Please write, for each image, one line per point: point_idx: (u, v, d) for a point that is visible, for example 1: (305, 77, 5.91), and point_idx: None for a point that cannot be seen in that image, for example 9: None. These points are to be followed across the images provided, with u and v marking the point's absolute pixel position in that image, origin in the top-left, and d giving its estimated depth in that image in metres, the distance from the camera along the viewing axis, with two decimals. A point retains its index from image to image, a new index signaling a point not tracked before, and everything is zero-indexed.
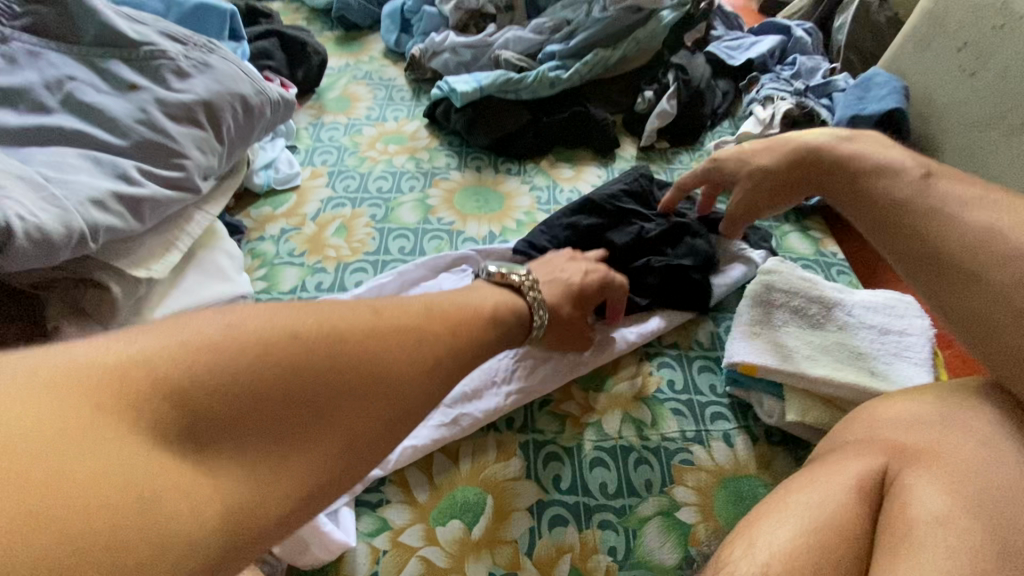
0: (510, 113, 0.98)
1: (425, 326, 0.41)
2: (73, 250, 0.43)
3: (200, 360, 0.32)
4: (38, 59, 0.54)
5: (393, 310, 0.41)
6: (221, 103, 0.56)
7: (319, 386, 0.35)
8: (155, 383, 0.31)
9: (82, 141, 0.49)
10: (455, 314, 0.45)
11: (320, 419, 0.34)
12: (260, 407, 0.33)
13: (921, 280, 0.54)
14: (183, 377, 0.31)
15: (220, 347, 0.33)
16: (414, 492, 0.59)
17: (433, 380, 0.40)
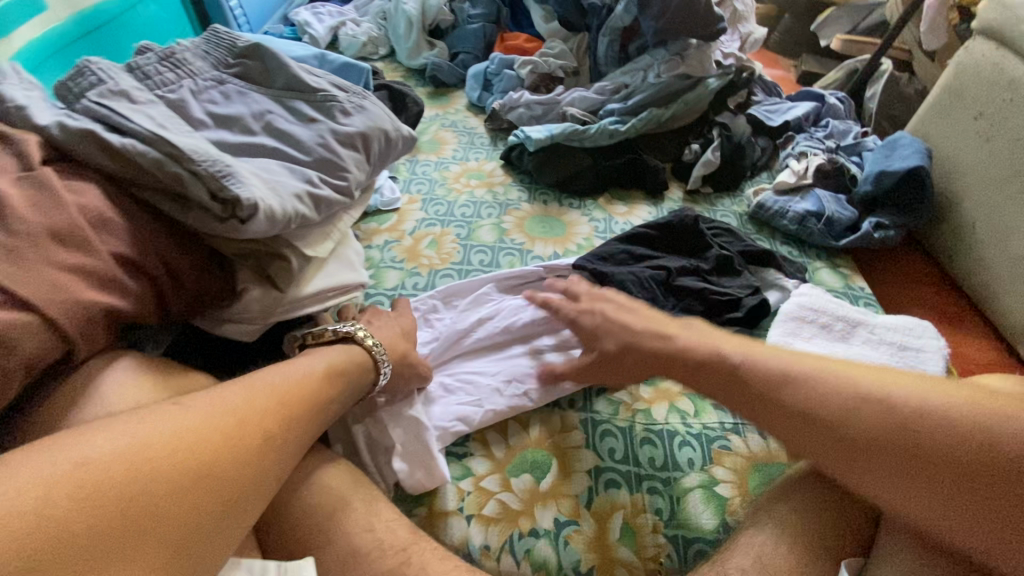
0: (575, 158, 1.16)
1: (246, 411, 0.51)
2: (282, 228, 0.59)
3: (132, 485, 0.41)
4: (245, 97, 0.73)
5: (197, 400, 0.50)
6: (373, 135, 0.74)
7: (216, 485, 0.45)
8: (73, 497, 0.39)
9: (280, 156, 0.68)
10: (299, 390, 0.56)
11: (193, 499, 0.44)
12: (174, 492, 0.43)
13: (895, 477, 0.52)
14: (120, 500, 0.40)
15: (154, 469, 0.43)
16: (493, 449, 0.72)
17: (274, 446, 0.51)
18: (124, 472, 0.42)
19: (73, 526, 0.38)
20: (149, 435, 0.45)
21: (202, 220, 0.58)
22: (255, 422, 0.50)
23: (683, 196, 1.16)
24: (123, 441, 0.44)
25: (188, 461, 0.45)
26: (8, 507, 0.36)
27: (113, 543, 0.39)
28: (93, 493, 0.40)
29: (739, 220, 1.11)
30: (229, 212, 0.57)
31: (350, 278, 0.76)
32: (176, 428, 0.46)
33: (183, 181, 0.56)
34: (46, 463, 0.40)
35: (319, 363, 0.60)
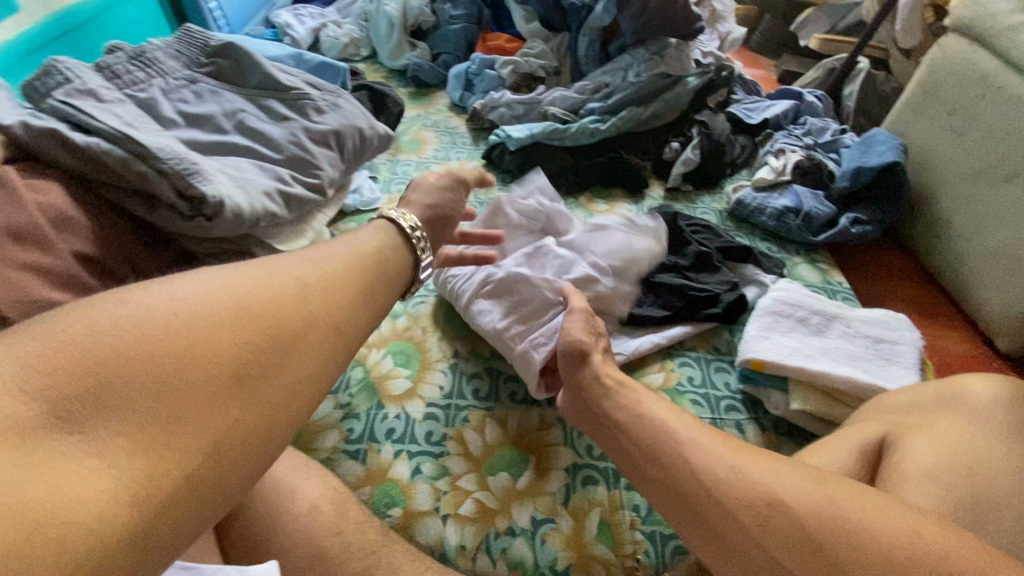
0: (556, 157, 1.16)
1: (299, 289, 0.44)
2: (252, 226, 0.59)
3: (146, 333, 0.36)
4: (217, 95, 0.72)
5: (255, 273, 0.44)
6: (347, 134, 0.74)
7: (254, 335, 0.40)
8: (87, 352, 0.33)
9: (251, 154, 0.67)
10: (340, 266, 0.50)
11: (234, 343, 0.39)
12: (210, 340, 0.37)
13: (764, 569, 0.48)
14: (140, 351, 0.35)
15: (177, 320, 0.37)
16: (469, 447, 0.72)
17: (308, 302, 0.44)
18: (172, 334, 0.36)
19: (94, 370, 0.33)
20: (194, 297, 0.39)
21: (168, 218, 0.57)
22: (284, 280, 0.44)
23: (663, 193, 1.16)
24: (165, 301, 0.38)
25: (214, 318, 0.39)
26: (23, 352, 0.32)
27: (141, 393, 0.34)
28: (112, 350, 0.34)
29: (719, 216, 1.12)
30: (195, 210, 0.56)
31: None
32: (194, 295, 0.40)
33: (148, 179, 0.55)
34: (70, 321, 0.34)
35: (347, 247, 0.53)
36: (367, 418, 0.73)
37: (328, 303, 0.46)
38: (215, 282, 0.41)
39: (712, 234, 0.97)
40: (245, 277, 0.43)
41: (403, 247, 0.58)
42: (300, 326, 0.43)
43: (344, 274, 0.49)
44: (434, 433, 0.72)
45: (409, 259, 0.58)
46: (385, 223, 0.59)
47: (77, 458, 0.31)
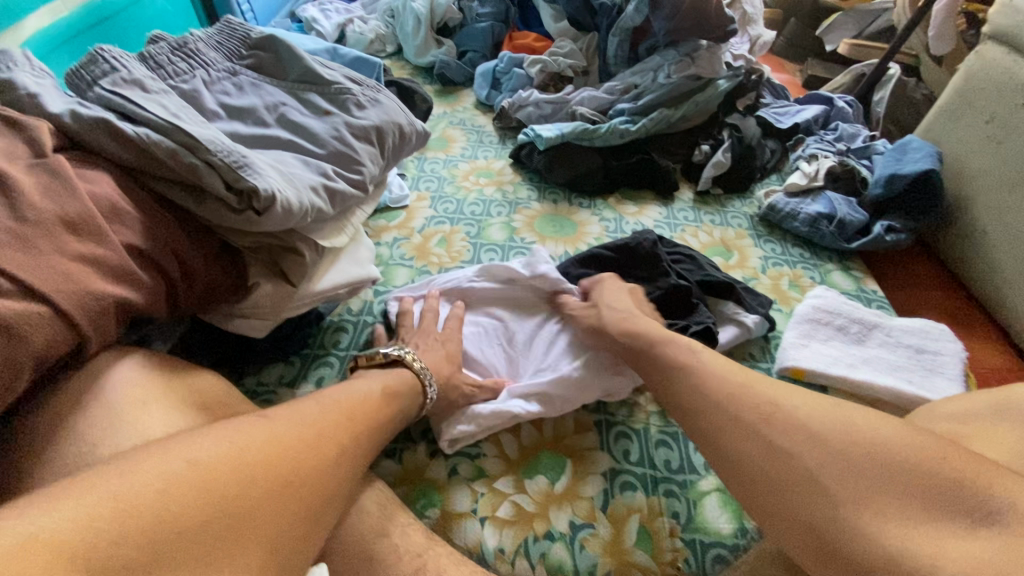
0: (585, 158, 1.15)
1: (293, 448, 0.48)
2: (299, 221, 0.58)
3: (216, 490, 0.41)
4: (258, 88, 0.72)
5: (258, 433, 0.47)
6: (388, 130, 0.73)
7: (288, 498, 0.45)
8: (142, 516, 0.37)
9: (293, 148, 0.67)
10: (366, 407, 0.58)
11: (274, 505, 0.44)
12: (191, 503, 0.40)
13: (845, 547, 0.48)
14: (191, 507, 0.40)
15: (235, 485, 0.42)
16: (505, 447, 0.71)
17: (317, 469, 0.49)
18: (168, 505, 0.39)
19: (156, 528, 0.38)
20: (180, 454, 0.42)
21: (216, 211, 0.56)
22: (323, 438, 0.51)
23: (693, 197, 1.15)
24: (162, 461, 0.41)
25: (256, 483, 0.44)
26: (98, 516, 0.36)
27: (199, 546, 0.39)
28: (136, 513, 0.37)
29: (750, 221, 1.11)
30: (245, 204, 0.55)
31: (360, 274, 0.74)
32: (191, 461, 0.42)
33: (198, 172, 0.54)
34: (128, 478, 0.39)
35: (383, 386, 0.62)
36: None
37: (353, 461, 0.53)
38: (220, 448, 0.44)
39: (694, 265, 0.88)
40: (253, 442, 0.46)
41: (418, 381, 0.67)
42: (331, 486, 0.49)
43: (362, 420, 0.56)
44: None
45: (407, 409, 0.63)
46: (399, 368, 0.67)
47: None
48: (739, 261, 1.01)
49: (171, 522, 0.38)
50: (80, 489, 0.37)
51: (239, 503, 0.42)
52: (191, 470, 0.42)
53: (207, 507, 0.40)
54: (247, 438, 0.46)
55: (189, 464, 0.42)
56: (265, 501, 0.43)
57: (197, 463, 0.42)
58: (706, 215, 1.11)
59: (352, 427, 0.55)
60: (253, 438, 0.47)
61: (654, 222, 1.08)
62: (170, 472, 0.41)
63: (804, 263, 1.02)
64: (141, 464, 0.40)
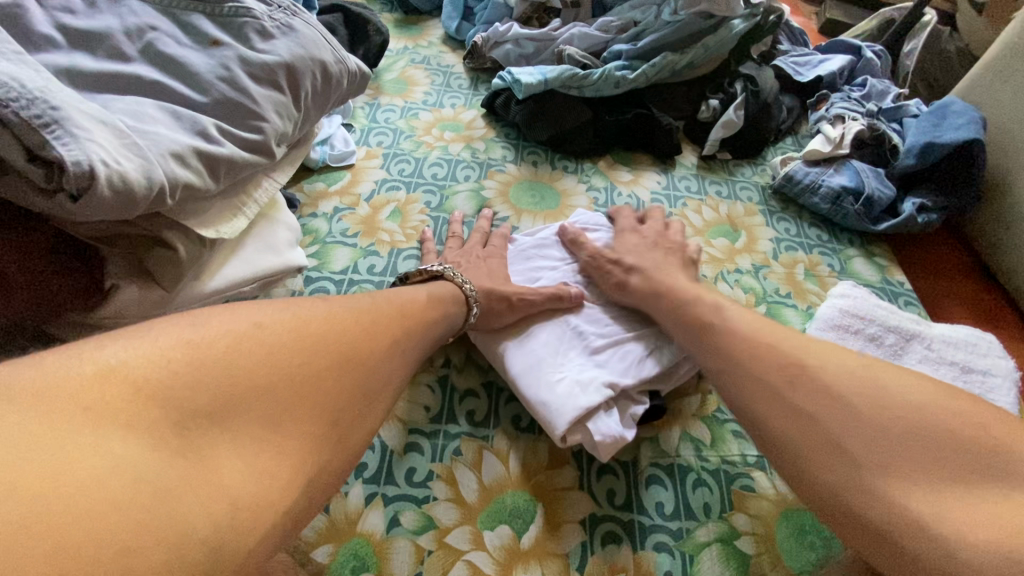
0: (572, 111, 0.95)
1: (376, 310, 0.48)
2: (153, 204, 0.40)
3: (303, 350, 0.39)
4: (118, 5, 0.52)
5: (342, 299, 0.47)
6: (303, 69, 0.53)
7: (336, 365, 0.40)
8: (228, 366, 0.35)
9: (162, 95, 0.47)
10: (403, 301, 0.52)
11: (321, 385, 0.38)
12: (285, 356, 0.37)
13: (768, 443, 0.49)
14: (288, 355, 0.38)
15: (272, 353, 0.37)
16: (461, 491, 0.57)
17: (404, 339, 0.48)
18: (251, 357, 0.36)
19: (240, 378, 0.35)
20: (259, 311, 0.40)
21: (18, 189, 0.38)
22: (360, 317, 0.45)
23: (696, 162, 0.98)
24: (247, 314, 0.39)
25: (294, 358, 0.38)
26: (167, 357, 0.33)
27: (292, 402, 0.36)
28: (218, 360, 0.34)
29: (762, 194, 0.95)
30: (55, 182, 0.37)
31: (274, 264, 0.58)
32: (278, 316, 0.40)
33: None
34: (165, 334, 0.34)
35: (422, 292, 0.57)
36: None
37: (409, 335, 0.50)
38: (313, 306, 0.43)
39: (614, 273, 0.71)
40: (343, 312, 0.45)
41: (459, 294, 0.62)
42: (386, 369, 0.45)
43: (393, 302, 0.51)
44: (417, 471, 0.58)
45: (462, 312, 0.61)
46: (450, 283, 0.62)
47: (201, 480, 0.30)
48: (748, 245, 0.85)
49: (265, 378, 0.36)
50: (144, 336, 0.34)
51: (337, 367, 0.40)
52: (275, 327, 0.39)
53: (301, 369, 0.38)
54: (331, 308, 0.44)
55: (270, 320, 0.39)
56: (350, 365, 0.41)
57: (282, 322, 0.40)
58: (712, 185, 0.94)
59: (428, 313, 0.54)
60: (347, 309, 0.45)
61: (651, 193, 0.91)
62: (252, 324, 0.38)
63: (822, 248, 0.88)
64: (210, 318, 0.37)
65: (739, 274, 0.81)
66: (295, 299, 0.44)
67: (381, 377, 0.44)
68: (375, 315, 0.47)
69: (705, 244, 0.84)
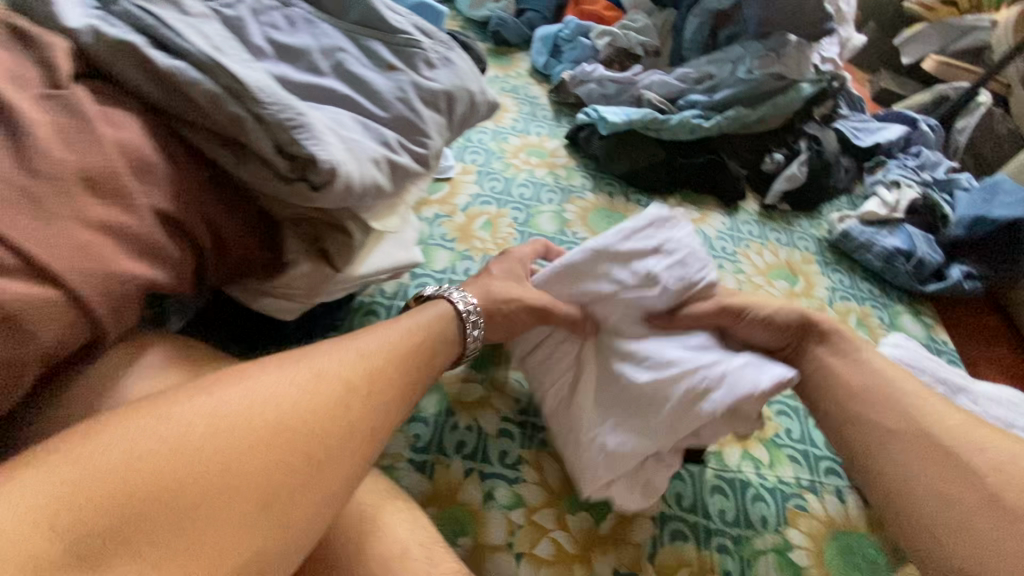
0: (649, 150, 1.04)
1: (347, 371, 0.44)
2: (358, 201, 0.50)
3: (238, 436, 0.36)
4: (312, 26, 0.60)
5: (312, 362, 0.43)
6: (459, 97, 0.62)
7: (287, 455, 0.37)
8: (144, 474, 0.32)
9: (352, 108, 0.57)
10: (383, 350, 0.48)
11: (256, 469, 0.35)
12: (216, 450, 0.35)
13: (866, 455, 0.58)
14: (216, 451, 0.35)
15: (198, 445, 0.34)
16: (546, 476, 0.64)
17: (364, 398, 0.43)
18: (180, 459, 0.33)
19: (159, 488, 0.32)
20: (207, 398, 0.37)
21: (258, 175, 0.47)
22: (328, 386, 0.42)
23: (758, 209, 1.06)
24: (196, 403, 0.37)
25: (219, 457, 0.35)
26: (83, 483, 0.31)
27: (218, 502, 0.33)
28: (141, 469, 0.32)
29: (819, 246, 1.02)
30: (298, 173, 0.47)
31: (405, 259, 0.66)
32: (227, 401, 0.38)
33: (244, 126, 0.45)
34: (101, 445, 0.33)
35: (406, 327, 0.53)
36: (435, 423, 0.66)
37: (377, 398, 0.44)
38: (274, 379, 0.40)
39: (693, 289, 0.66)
40: (302, 385, 0.41)
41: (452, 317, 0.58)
42: (345, 433, 0.40)
43: (389, 354, 0.48)
44: (508, 455, 0.65)
45: (457, 338, 0.58)
46: (442, 301, 0.59)
47: None
48: (805, 290, 0.92)
49: (183, 480, 0.33)
50: (66, 455, 0.32)
51: (278, 450, 0.37)
52: (214, 417, 0.36)
53: (228, 460, 0.35)
54: (289, 379, 0.41)
55: (214, 407, 0.37)
56: (297, 445, 0.37)
57: (228, 408, 0.37)
58: (772, 232, 1.02)
59: (412, 365, 0.49)
60: (307, 373, 0.42)
61: (717, 232, 0.98)
62: (193, 415, 0.36)
63: (873, 301, 0.94)
64: (145, 417, 0.35)
65: None
66: (261, 370, 0.41)
67: (337, 449, 0.39)
68: (339, 375, 0.43)
69: (766, 284, 0.91)
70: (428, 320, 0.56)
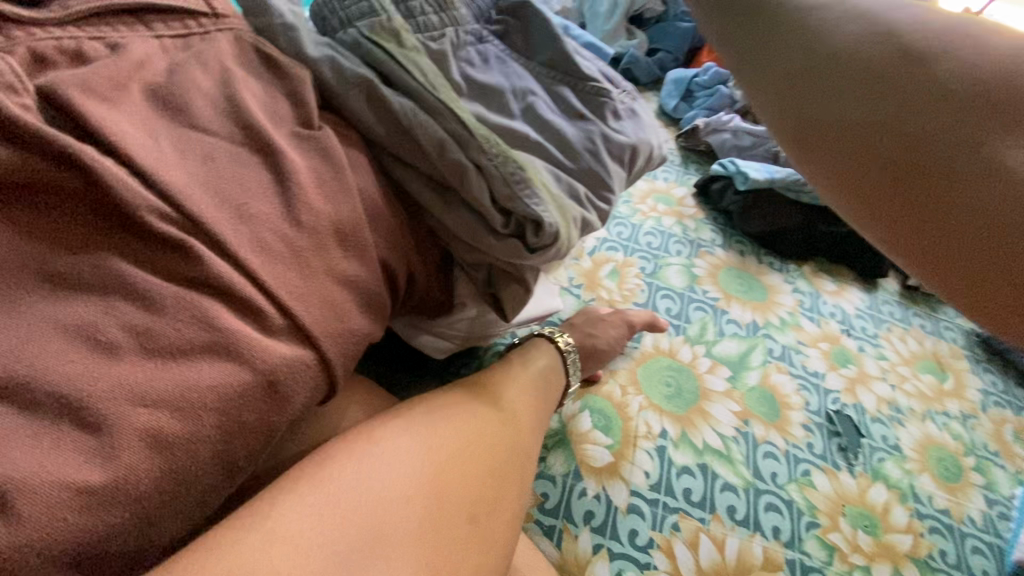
0: (787, 213, 0.97)
1: (492, 436, 0.48)
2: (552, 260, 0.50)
3: (404, 498, 0.40)
4: (503, 65, 0.59)
5: (464, 420, 0.48)
6: (642, 151, 0.60)
7: (444, 524, 0.40)
8: (330, 538, 0.37)
9: (541, 154, 0.55)
10: (521, 411, 0.53)
11: (421, 531, 0.39)
12: (392, 512, 0.39)
13: (965, 114, 0.30)
14: (392, 510, 0.39)
15: (379, 506, 0.39)
16: (679, 566, 0.59)
17: (504, 458, 0.48)
18: (364, 519, 0.38)
19: (347, 546, 0.37)
20: (379, 461, 0.42)
21: (466, 224, 0.46)
22: (468, 453, 0.45)
23: (898, 289, 0.98)
24: (368, 464, 0.41)
25: (421, 496, 0.41)
26: (279, 551, 0.35)
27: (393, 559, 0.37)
28: (328, 533, 0.37)
29: (967, 339, 0.93)
30: (511, 227, 0.46)
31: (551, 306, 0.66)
32: (393, 463, 0.42)
33: (464, 176, 0.44)
34: (290, 515, 0.37)
35: (531, 373, 0.58)
36: (563, 485, 0.62)
37: (513, 459, 0.49)
38: (433, 440, 0.45)
39: None
40: (454, 445, 0.45)
41: (560, 365, 0.63)
42: (491, 495, 0.45)
43: (522, 403, 0.54)
44: (638, 534, 0.60)
45: (562, 384, 0.63)
46: (545, 341, 0.64)
47: None
48: (955, 390, 0.84)
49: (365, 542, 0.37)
50: (252, 524, 0.36)
51: (438, 509, 0.41)
52: (386, 481, 0.41)
53: (400, 522, 0.39)
54: (445, 440, 0.45)
55: (383, 470, 0.41)
56: (456, 504, 0.42)
57: (396, 471, 0.41)
58: (915, 317, 0.94)
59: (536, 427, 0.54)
60: (457, 431, 0.46)
61: (856, 311, 0.91)
62: (368, 480, 0.40)
63: None
64: (327, 475, 0.40)
65: (947, 418, 0.80)
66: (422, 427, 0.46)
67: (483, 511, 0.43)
68: (481, 435, 0.47)
69: (912, 377, 0.83)
70: (542, 364, 0.61)
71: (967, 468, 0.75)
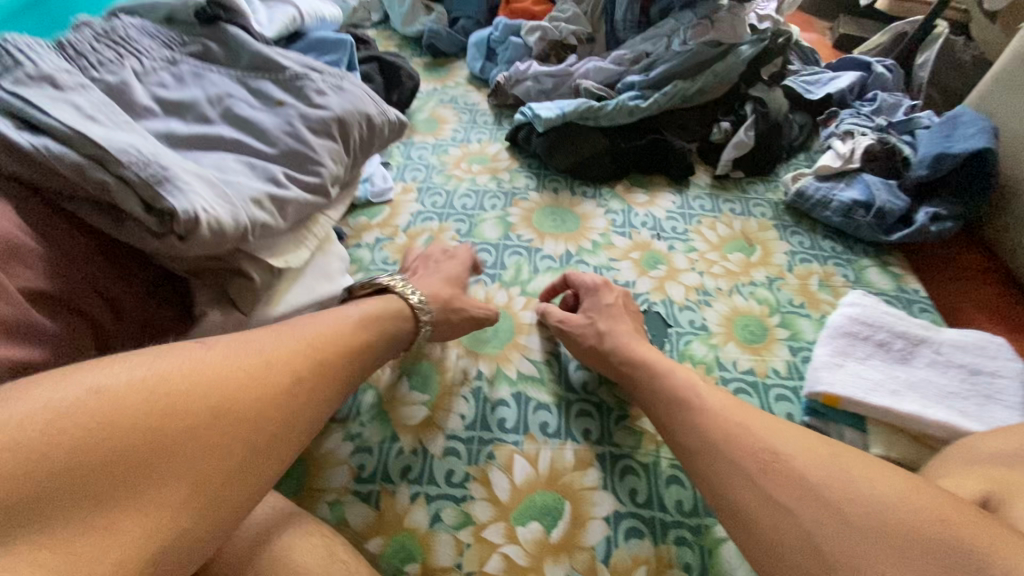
0: (589, 139, 1.02)
1: (325, 346, 0.51)
2: (237, 242, 0.50)
3: (215, 387, 0.42)
4: (201, 79, 0.61)
5: (294, 330, 0.50)
6: (352, 121, 0.62)
7: (264, 417, 0.44)
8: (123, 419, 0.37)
9: (240, 148, 0.57)
10: (358, 326, 0.56)
11: (241, 419, 0.42)
12: (200, 397, 0.41)
13: (764, 524, 0.47)
14: (199, 396, 0.41)
15: (189, 381, 0.41)
16: (495, 490, 0.63)
17: (336, 368, 0.51)
18: (163, 397, 0.39)
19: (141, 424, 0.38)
20: (187, 354, 0.43)
21: (135, 235, 0.47)
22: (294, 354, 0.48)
23: (710, 181, 1.04)
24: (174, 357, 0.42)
25: (231, 378, 0.43)
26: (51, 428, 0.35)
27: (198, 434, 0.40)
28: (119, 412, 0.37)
29: (775, 210, 0.99)
30: (166, 227, 0.47)
31: (329, 290, 0.66)
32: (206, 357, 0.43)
33: (110, 190, 0.45)
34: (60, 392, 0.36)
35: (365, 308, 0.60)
36: (380, 450, 0.66)
37: (347, 370, 0.53)
38: (256, 344, 0.47)
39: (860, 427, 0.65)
40: (276, 348, 0.47)
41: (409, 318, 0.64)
42: (318, 390, 0.49)
43: (360, 334, 0.56)
44: (455, 473, 0.64)
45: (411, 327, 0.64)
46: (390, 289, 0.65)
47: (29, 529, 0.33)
48: (762, 259, 0.90)
49: (159, 421, 0.38)
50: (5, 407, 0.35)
51: (262, 408, 0.44)
52: (193, 367, 0.42)
53: (213, 409, 0.41)
54: (269, 346, 0.47)
55: (195, 364, 0.42)
56: (283, 401, 0.45)
57: (210, 366, 0.43)
58: (726, 203, 0.99)
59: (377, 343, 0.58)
60: (284, 339, 0.49)
61: (667, 213, 0.97)
62: (175, 366, 0.41)
63: (835, 259, 0.91)
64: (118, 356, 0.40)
65: (753, 286, 0.85)
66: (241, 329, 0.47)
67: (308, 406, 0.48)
68: (312, 343, 0.51)
69: (720, 259, 0.89)
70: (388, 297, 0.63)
71: (772, 326, 0.80)
